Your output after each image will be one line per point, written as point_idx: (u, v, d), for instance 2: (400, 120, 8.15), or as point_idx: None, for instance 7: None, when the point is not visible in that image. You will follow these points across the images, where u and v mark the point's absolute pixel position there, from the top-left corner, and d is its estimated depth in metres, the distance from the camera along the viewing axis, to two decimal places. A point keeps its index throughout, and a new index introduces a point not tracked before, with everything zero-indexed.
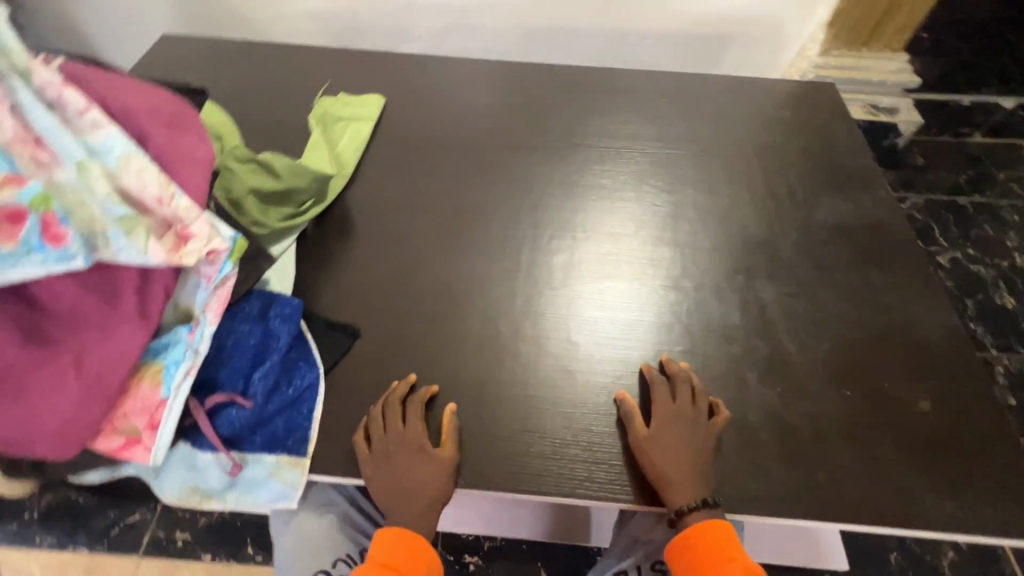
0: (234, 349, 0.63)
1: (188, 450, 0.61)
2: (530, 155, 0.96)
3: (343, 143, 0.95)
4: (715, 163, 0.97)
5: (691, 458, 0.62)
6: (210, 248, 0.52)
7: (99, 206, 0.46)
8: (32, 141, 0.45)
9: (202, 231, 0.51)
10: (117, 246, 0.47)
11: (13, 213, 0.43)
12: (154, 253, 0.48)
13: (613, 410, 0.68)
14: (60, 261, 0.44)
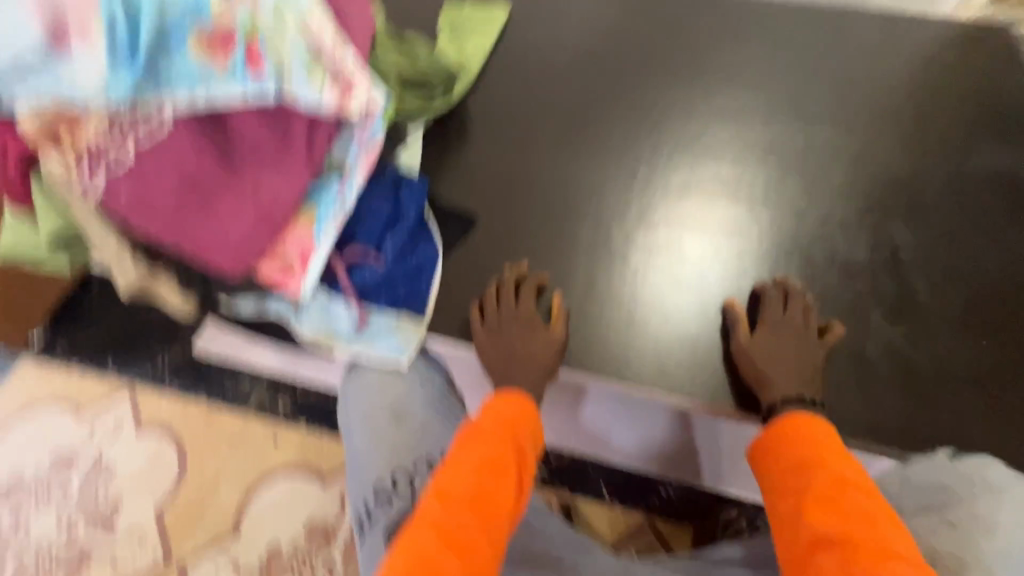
0: (369, 213, 0.68)
1: (325, 297, 0.67)
2: (655, 74, 0.94)
3: (469, 47, 0.96)
4: (856, 99, 0.89)
5: (793, 363, 0.61)
6: (370, 102, 0.54)
7: (287, 43, 0.49)
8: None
9: (364, 82, 0.53)
10: (297, 85, 0.51)
11: (225, 36, 0.47)
12: (326, 98, 0.52)
13: (718, 318, 0.69)
14: (255, 89, 0.49)
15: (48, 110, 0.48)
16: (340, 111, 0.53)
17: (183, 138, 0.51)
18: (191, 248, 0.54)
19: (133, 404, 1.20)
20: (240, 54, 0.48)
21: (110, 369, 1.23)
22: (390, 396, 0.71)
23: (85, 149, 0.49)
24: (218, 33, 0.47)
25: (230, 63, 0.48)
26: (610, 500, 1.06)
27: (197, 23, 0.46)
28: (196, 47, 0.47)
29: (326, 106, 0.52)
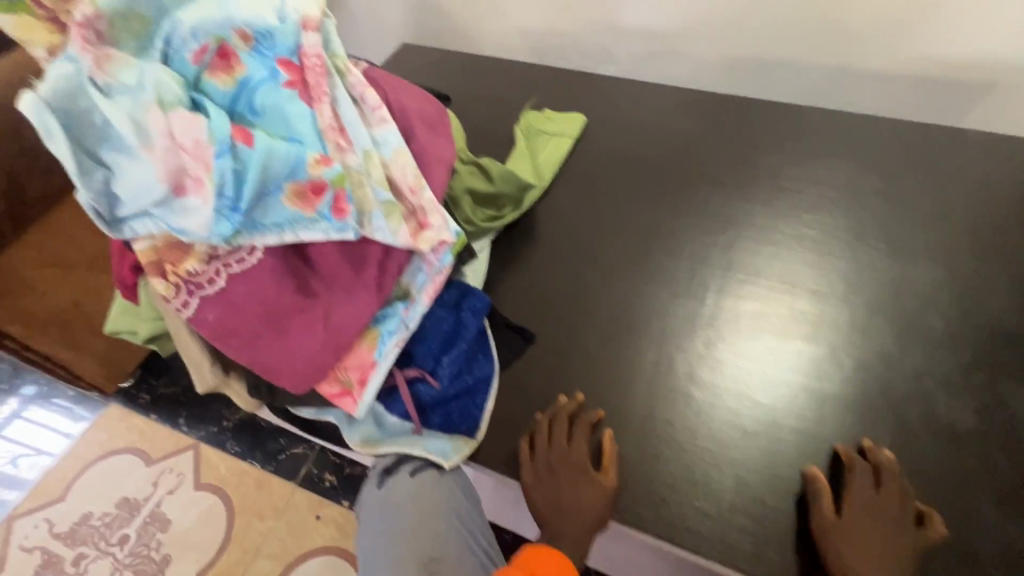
0: (430, 329, 0.68)
1: (379, 409, 0.67)
2: (729, 191, 0.91)
3: (543, 155, 0.99)
4: (958, 231, 0.82)
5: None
6: (441, 238, 0.58)
7: (372, 190, 0.54)
8: (337, 126, 0.53)
9: (437, 222, 0.58)
10: (377, 225, 0.54)
11: (317, 185, 0.51)
12: (401, 235, 0.55)
13: (798, 484, 0.62)
14: (337, 231, 0.52)
15: (160, 240, 0.53)
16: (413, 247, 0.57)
17: (269, 269, 0.55)
18: (262, 367, 0.56)
19: (195, 460, 1.26)
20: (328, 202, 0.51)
21: (181, 422, 1.31)
22: (427, 543, 0.63)
23: (184, 277, 0.53)
24: (312, 182, 0.50)
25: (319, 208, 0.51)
26: None
27: (294, 173, 0.50)
28: (289, 196, 0.50)
29: (400, 242, 0.56)
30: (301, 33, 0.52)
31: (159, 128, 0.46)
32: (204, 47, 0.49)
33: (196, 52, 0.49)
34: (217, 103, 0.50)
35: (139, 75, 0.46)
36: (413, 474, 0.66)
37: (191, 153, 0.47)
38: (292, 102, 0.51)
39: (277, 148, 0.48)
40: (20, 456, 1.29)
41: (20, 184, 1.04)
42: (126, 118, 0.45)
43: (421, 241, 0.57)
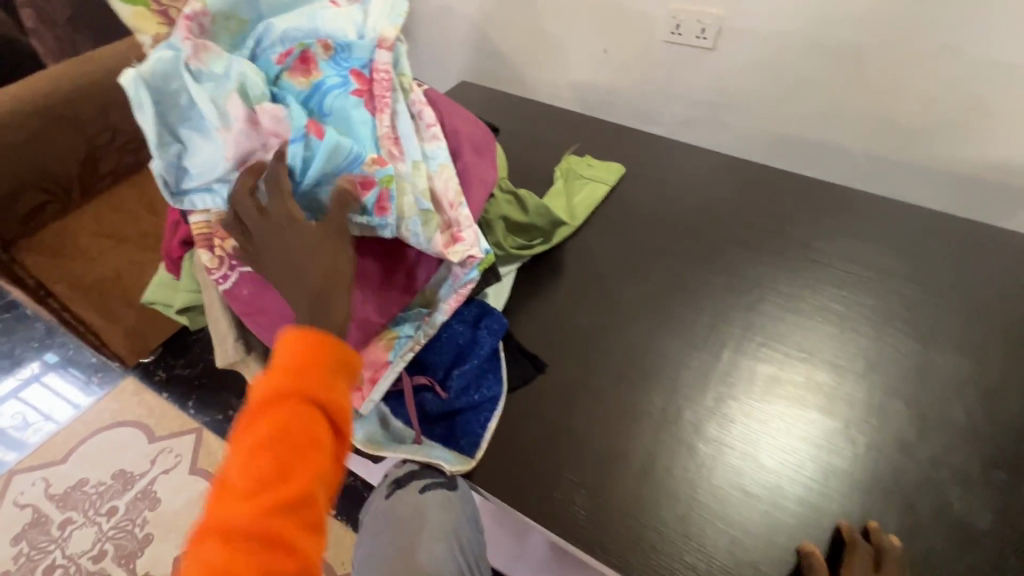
0: (445, 341, 0.70)
1: (386, 411, 0.68)
2: (756, 254, 0.93)
3: (578, 197, 1.03)
4: (986, 326, 0.81)
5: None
6: (470, 253, 0.60)
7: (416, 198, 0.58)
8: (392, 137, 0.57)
9: (469, 237, 0.60)
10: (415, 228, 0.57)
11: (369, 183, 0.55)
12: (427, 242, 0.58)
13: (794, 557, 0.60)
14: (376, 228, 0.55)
15: (215, 217, 0.57)
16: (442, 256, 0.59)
17: None
18: None
19: (196, 443, 1.28)
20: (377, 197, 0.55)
21: (190, 404, 1.34)
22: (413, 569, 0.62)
23: (229, 253, 0.57)
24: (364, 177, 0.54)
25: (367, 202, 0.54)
26: None
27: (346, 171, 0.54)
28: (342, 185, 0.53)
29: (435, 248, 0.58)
30: (375, 50, 0.58)
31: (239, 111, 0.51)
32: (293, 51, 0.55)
33: (281, 56, 0.56)
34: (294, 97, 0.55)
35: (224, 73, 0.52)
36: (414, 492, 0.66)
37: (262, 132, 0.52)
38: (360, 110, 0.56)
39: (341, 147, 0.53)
40: (33, 414, 1.33)
41: (96, 158, 1.14)
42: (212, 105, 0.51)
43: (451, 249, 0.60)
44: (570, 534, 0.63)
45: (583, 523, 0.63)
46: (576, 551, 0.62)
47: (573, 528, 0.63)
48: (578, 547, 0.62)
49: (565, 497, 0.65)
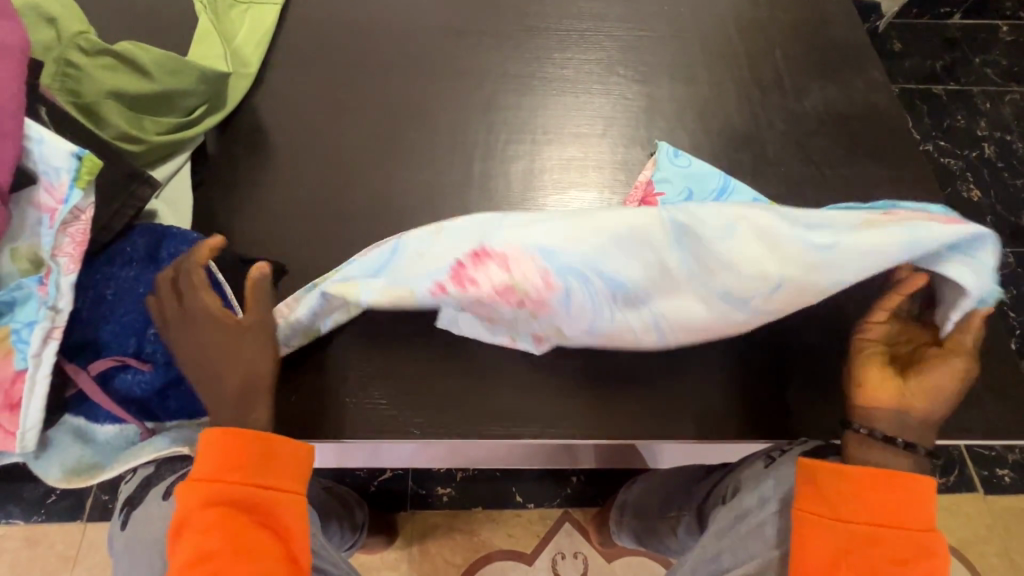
0: (117, 300, 0.51)
1: (83, 422, 0.51)
2: (478, 43, 0.81)
3: (242, 34, 0.77)
4: (692, 44, 0.83)
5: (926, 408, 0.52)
6: (55, 198, 0.44)
7: (701, 264, 0.52)
8: (498, 274, 0.54)
9: (51, 188, 0.45)
10: (576, 300, 0.53)
11: (466, 276, 0.55)
12: (654, 287, 0.53)
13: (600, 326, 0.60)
14: (35, 303, 0.45)
15: None
16: (73, 266, 0.45)
17: None
18: None
19: None
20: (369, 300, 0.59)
21: None
22: None
23: None
24: (474, 252, 0.55)
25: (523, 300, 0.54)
26: (524, 503, 0.99)
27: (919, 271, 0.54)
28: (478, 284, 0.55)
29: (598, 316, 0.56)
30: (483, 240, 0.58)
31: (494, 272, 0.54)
32: (714, 201, 0.54)
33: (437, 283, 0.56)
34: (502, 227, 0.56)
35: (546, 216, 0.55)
36: (166, 496, 0.53)
37: (473, 269, 0.55)
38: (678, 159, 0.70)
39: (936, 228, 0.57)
40: None
41: None
42: (654, 233, 0.52)
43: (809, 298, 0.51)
44: (379, 430, 0.57)
45: (387, 413, 0.58)
46: (388, 442, 0.58)
47: (379, 422, 0.58)
48: (390, 437, 0.57)
49: (360, 399, 0.58)
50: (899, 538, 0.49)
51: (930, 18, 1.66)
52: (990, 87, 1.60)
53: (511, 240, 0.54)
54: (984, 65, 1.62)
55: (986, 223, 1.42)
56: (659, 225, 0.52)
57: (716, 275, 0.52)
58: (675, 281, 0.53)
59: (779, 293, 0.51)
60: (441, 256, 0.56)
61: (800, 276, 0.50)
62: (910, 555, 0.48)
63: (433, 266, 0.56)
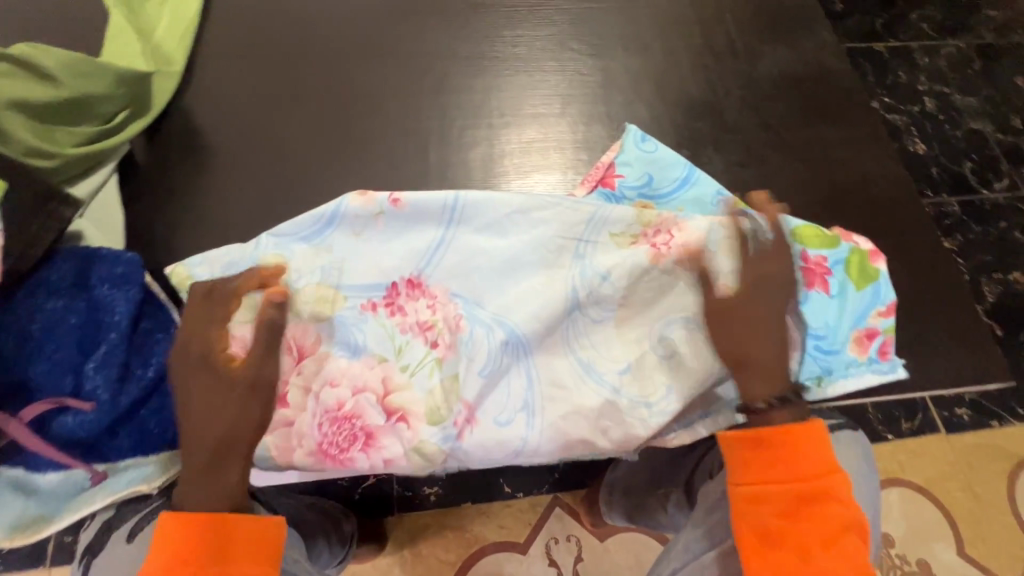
0: (45, 335, 0.46)
1: (22, 472, 0.47)
2: (422, 24, 0.76)
3: (161, 28, 0.70)
4: (643, 13, 0.81)
5: (758, 348, 0.56)
6: None
7: (623, 360, 0.61)
8: (467, 413, 0.58)
9: None
10: (518, 384, 0.60)
11: (402, 414, 0.57)
12: (606, 411, 0.59)
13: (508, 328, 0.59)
14: None
15: None
16: None
17: None
18: None
19: None
20: (359, 456, 0.57)
21: None
22: None
23: None
24: (409, 281, 0.60)
25: (479, 426, 0.58)
26: (513, 493, 0.98)
27: (863, 317, 0.64)
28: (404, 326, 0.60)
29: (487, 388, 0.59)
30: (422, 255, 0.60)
31: (455, 407, 0.58)
32: (638, 234, 0.61)
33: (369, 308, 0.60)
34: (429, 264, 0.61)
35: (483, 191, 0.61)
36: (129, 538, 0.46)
37: (390, 426, 0.57)
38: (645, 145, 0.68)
39: (857, 301, 0.64)
40: None
41: None
42: (566, 271, 0.60)
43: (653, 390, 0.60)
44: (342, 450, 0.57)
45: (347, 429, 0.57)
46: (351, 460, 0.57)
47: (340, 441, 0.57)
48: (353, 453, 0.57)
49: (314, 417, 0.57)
50: (812, 487, 0.51)
51: None
52: (927, 41, 1.64)
53: (444, 270, 0.60)
54: (920, 20, 1.67)
55: (932, 175, 1.47)
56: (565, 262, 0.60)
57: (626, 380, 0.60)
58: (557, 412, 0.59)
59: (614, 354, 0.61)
60: (380, 254, 0.60)
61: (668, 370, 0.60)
62: (819, 501, 0.50)
63: (369, 255, 0.60)
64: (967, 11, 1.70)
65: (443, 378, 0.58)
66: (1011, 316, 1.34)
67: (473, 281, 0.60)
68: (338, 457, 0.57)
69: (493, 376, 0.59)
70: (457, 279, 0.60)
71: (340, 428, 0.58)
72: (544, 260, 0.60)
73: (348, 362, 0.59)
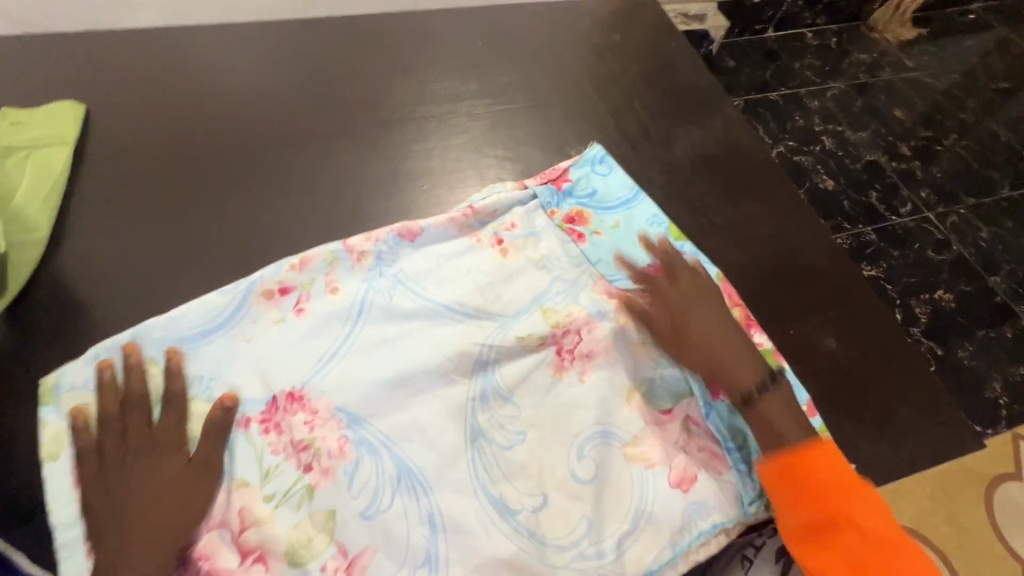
0: None
1: None
2: (327, 147, 0.72)
3: (22, 188, 0.62)
4: (555, 109, 0.81)
5: (712, 327, 0.58)
6: None
7: (542, 488, 0.51)
8: (344, 559, 0.46)
9: None
10: (412, 522, 0.47)
11: (259, 553, 0.45)
12: (516, 555, 0.48)
13: (410, 440, 0.50)
14: None
15: None
16: None
17: None
18: None
19: None
20: None
21: None
22: None
23: None
24: (291, 391, 0.51)
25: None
26: None
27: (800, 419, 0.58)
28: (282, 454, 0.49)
29: (375, 523, 0.47)
30: (320, 356, 0.53)
31: (328, 548, 0.46)
32: (548, 333, 0.57)
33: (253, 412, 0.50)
34: (320, 366, 0.52)
35: (373, 277, 0.57)
36: None
37: (243, 570, 0.45)
38: (535, 219, 0.64)
39: None
40: None
41: None
42: (469, 380, 0.53)
43: (587, 514, 0.50)
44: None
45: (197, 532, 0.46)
46: None
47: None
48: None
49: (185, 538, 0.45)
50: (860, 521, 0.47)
51: (750, 36, 1.84)
52: (813, 86, 1.80)
53: (331, 379, 0.51)
54: (803, 68, 1.83)
55: (845, 208, 1.56)
56: (465, 374, 0.54)
57: (551, 510, 0.50)
58: (469, 553, 0.47)
59: (532, 478, 0.51)
60: (266, 353, 0.52)
61: (607, 480, 0.51)
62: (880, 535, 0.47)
63: (254, 360, 0.52)
64: (840, 57, 1.88)
65: (314, 513, 0.47)
66: (946, 332, 1.40)
67: (364, 383, 0.52)
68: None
69: (386, 507, 0.48)
70: (343, 392, 0.51)
71: (183, 570, 0.45)
72: (450, 364, 0.54)
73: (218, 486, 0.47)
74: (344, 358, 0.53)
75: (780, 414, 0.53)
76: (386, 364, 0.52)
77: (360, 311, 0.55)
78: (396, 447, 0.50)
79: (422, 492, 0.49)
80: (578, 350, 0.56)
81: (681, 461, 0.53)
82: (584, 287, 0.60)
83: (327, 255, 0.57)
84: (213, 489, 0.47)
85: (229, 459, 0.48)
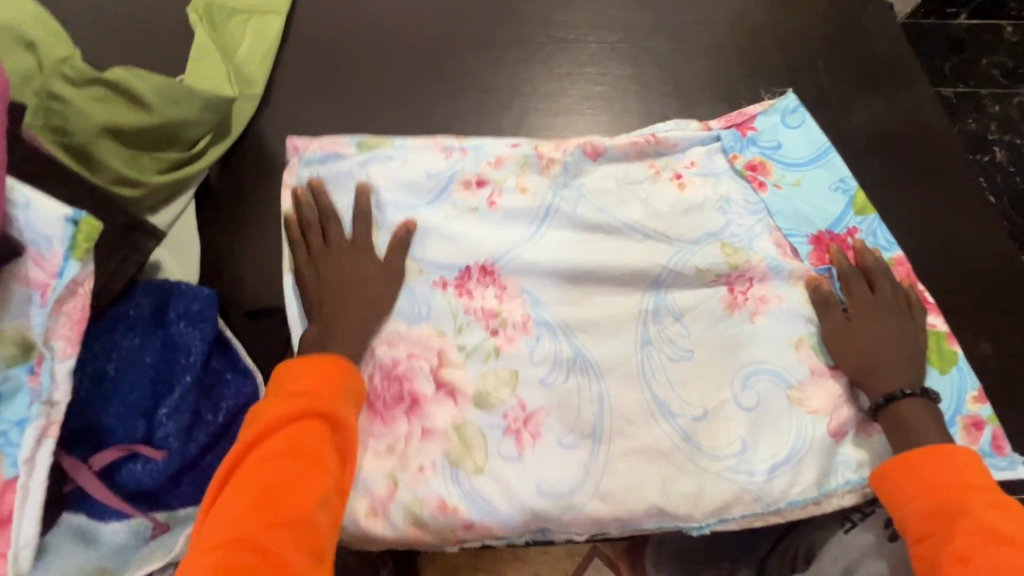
0: (121, 375, 0.44)
1: (85, 519, 0.44)
2: (502, 57, 0.74)
3: (243, 48, 0.69)
4: (731, 56, 0.78)
5: (897, 341, 0.55)
6: (46, 268, 0.35)
7: (700, 406, 0.55)
8: (523, 412, 0.54)
9: (39, 250, 0.35)
10: (584, 399, 0.55)
11: (451, 389, 0.54)
12: (671, 452, 0.54)
13: (585, 335, 0.57)
14: (24, 400, 0.36)
15: None
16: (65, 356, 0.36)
17: None
18: None
19: None
20: (399, 422, 0.53)
21: None
22: None
23: None
24: (484, 265, 0.58)
25: (541, 440, 0.53)
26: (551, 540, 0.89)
27: (963, 402, 0.57)
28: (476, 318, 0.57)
29: (552, 394, 0.55)
30: (508, 244, 0.59)
31: (509, 399, 0.54)
32: (724, 273, 0.60)
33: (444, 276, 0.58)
34: (515, 247, 0.59)
35: (560, 186, 0.62)
36: None
37: (437, 398, 0.54)
38: (715, 161, 0.66)
39: (946, 389, 0.57)
40: None
41: None
42: (640, 296, 0.59)
43: (740, 438, 0.54)
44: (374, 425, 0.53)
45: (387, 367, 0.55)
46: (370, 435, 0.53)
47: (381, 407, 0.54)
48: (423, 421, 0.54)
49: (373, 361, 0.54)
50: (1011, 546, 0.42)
51: (935, 18, 1.59)
52: (997, 88, 1.56)
53: (519, 262, 0.58)
54: (991, 66, 1.57)
55: None
56: (642, 286, 0.59)
57: (706, 423, 0.55)
58: (628, 438, 0.54)
59: (691, 394, 0.56)
60: (466, 230, 0.59)
61: (761, 412, 0.55)
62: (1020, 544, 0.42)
63: (454, 233, 0.59)
64: None
65: (499, 369, 0.55)
66: None
67: (546, 277, 0.58)
68: (383, 413, 0.54)
69: (560, 386, 0.55)
70: (529, 278, 0.58)
71: (388, 385, 0.54)
72: (630, 277, 0.59)
73: (409, 329, 0.56)
74: (530, 247, 0.59)
75: (916, 418, 0.51)
76: (567, 261, 0.59)
77: (548, 214, 0.61)
78: (571, 337, 0.57)
79: (589, 380, 0.55)
80: (747, 301, 0.59)
81: (842, 414, 0.55)
82: (759, 235, 0.63)
83: (519, 157, 0.62)
84: (421, 329, 0.56)
85: (428, 314, 0.57)
